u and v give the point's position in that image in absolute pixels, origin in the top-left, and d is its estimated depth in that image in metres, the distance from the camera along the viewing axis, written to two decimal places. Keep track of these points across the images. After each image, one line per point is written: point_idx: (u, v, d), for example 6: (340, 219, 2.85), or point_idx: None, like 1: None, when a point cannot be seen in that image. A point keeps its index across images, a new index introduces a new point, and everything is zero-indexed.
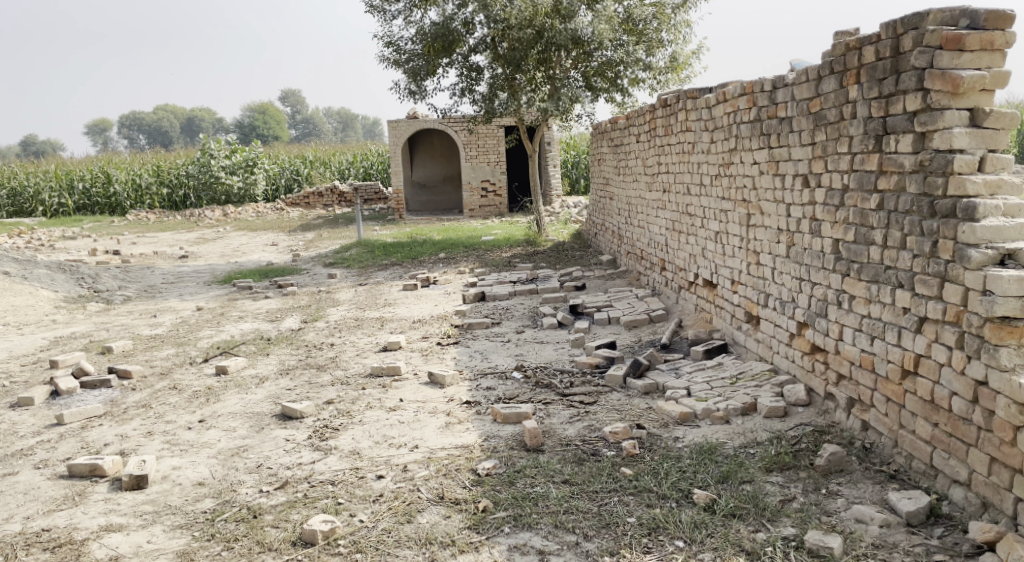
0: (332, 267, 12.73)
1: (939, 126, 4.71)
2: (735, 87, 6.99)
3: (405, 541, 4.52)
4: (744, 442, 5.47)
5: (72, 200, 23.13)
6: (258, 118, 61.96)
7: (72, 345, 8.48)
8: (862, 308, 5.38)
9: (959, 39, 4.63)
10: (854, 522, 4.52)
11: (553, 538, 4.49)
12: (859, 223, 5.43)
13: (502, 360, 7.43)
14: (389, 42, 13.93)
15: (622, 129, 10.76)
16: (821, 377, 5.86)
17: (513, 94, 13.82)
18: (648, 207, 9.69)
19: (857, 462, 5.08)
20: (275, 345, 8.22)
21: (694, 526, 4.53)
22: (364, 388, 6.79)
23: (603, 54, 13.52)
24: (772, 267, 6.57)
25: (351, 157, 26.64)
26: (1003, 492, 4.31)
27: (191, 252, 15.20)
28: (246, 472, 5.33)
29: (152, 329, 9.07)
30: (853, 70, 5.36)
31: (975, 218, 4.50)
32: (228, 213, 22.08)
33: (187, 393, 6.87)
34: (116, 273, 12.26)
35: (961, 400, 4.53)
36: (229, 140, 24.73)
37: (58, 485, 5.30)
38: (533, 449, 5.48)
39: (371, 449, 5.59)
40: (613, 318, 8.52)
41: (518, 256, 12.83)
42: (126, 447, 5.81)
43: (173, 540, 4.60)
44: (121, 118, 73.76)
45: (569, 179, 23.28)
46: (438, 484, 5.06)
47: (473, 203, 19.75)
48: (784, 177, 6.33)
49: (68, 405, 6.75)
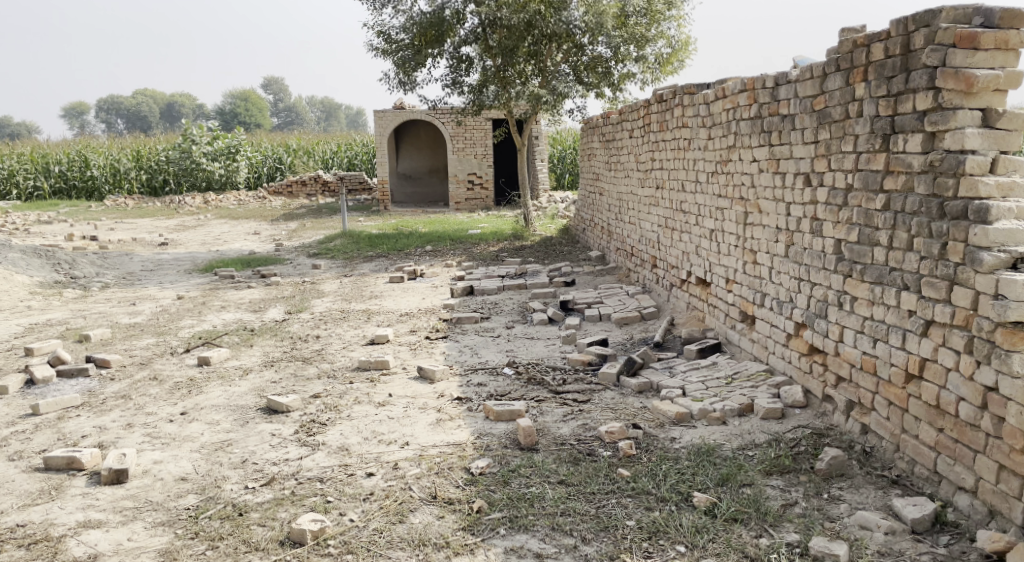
0: (316, 258, 12.51)
1: (950, 125, 4.61)
2: (736, 83, 6.85)
3: (398, 541, 4.36)
4: (742, 444, 5.36)
5: (47, 182, 22.66)
6: (241, 105, 61.28)
7: (47, 333, 8.21)
8: (864, 310, 5.28)
9: (974, 37, 4.53)
10: (859, 529, 4.43)
11: (550, 541, 4.35)
12: (863, 224, 5.32)
13: (492, 355, 7.28)
14: (379, 31, 13.70)
15: (613, 124, 10.62)
16: (819, 379, 5.76)
17: (503, 87, 13.49)
18: (640, 204, 9.57)
19: (858, 467, 4.99)
20: (259, 336, 8.01)
21: (695, 531, 4.41)
22: (351, 382, 6.63)
23: (595, 48, 13.44)
24: (770, 266, 6.46)
25: (335, 147, 26.31)
26: (1012, 500, 4.22)
27: (170, 239, 14.91)
28: (231, 467, 5.15)
29: (132, 317, 8.83)
30: (861, 67, 5.25)
31: (987, 220, 4.41)
32: (208, 200, 21.70)
33: (168, 384, 6.65)
34: (93, 259, 11.95)
35: (970, 405, 4.44)
36: (212, 127, 24.41)
37: (33, 478, 5.08)
38: (527, 447, 5.33)
39: (360, 445, 5.43)
40: (604, 315, 8.37)
41: (505, 250, 12.66)
42: (104, 440, 5.60)
43: (155, 538, 4.41)
44: (101, 102, 73.24)
45: (555, 174, 23.31)
46: (431, 483, 4.91)
47: (459, 196, 19.59)
48: (785, 175, 6.21)
49: (44, 394, 6.52)
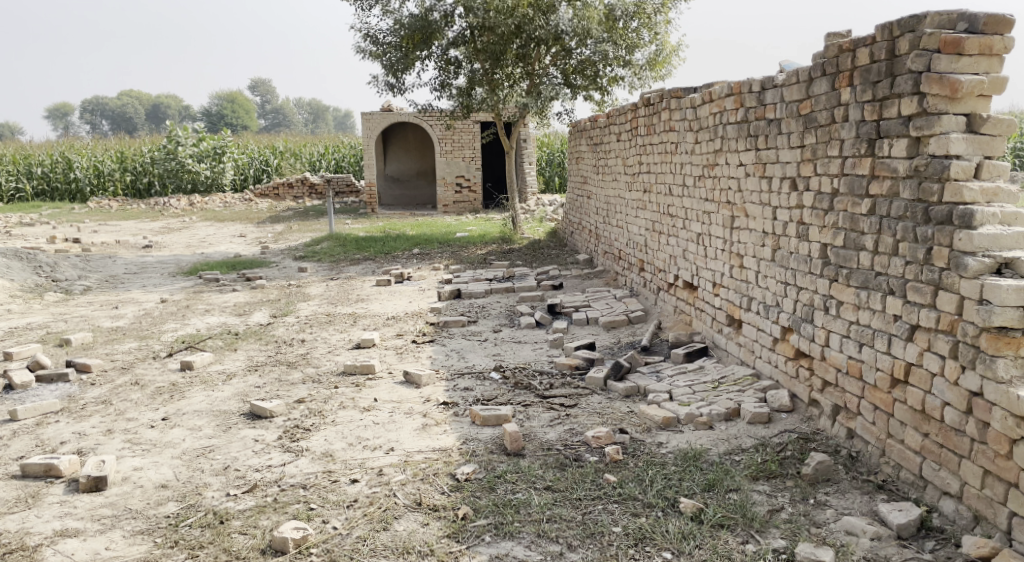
0: (302, 261, 12.43)
1: (935, 131, 4.59)
2: (722, 87, 6.81)
3: (382, 549, 4.30)
4: (729, 449, 5.33)
5: (30, 184, 22.44)
6: (227, 107, 60.96)
7: (27, 337, 8.10)
8: (850, 314, 5.26)
9: (958, 42, 4.49)
10: (845, 535, 4.41)
11: (536, 548, 4.31)
12: (849, 228, 5.30)
13: (479, 360, 7.22)
14: (366, 34, 13.61)
15: (601, 127, 10.57)
16: (805, 383, 5.73)
17: (491, 89, 13.44)
18: (627, 208, 9.53)
19: (843, 472, 4.98)
20: (243, 340, 7.93)
21: (682, 537, 4.37)
22: (337, 387, 6.56)
23: (583, 51, 13.41)
24: (757, 271, 6.44)
25: (322, 148, 26.20)
26: (998, 506, 4.21)
27: (155, 241, 14.79)
28: (212, 474, 5.07)
29: (114, 321, 8.73)
30: (847, 71, 5.22)
31: (972, 225, 4.40)
32: (194, 202, 21.56)
33: (150, 388, 6.58)
34: (77, 262, 11.81)
35: (954, 410, 4.42)
36: (198, 129, 24.26)
37: (10, 486, 5.00)
38: (513, 452, 5.28)
39: (345, 451, 5.37)
40: (592, 319, 8.36)
41: (493, 253, 12.65)
42: (84, 447, 5.51)
43: (134, 547, 4.33)
44: (85, 102, 72.51)
45: (544, 177, 23.28)
46: (415, 489, 4.85)
47: (447, 199, 19.52)
48: (771, 180, 6.19)
49: (23, 399, 6.43)
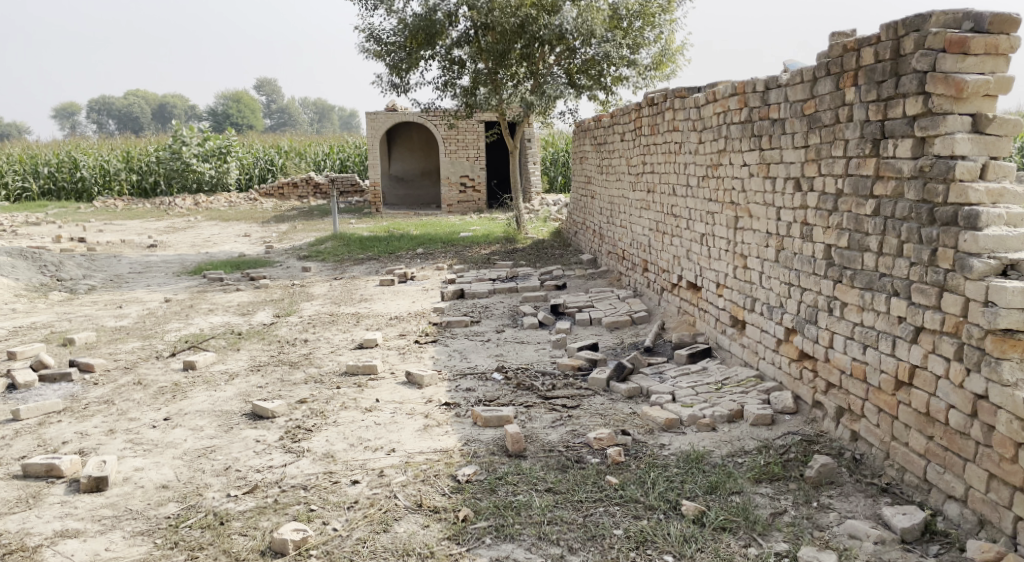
0: (306, 260, 12.42)
1: (940, 131, 4.55)
2: (726, 87, 6.78)
3: (381, 551, 4.29)
4: (731, 451, 5.30)
5: (37, 184, 22.54)
6: (233, 106, 61.12)
7: (31, 336, 8.10)
8: (854, 316, 5.23)
9: (963, 42, 4.45)
10: (848, 538, 4.38)
11: (536, 551, 4.29)
12: (853, 228, 5.27)
13: (482, 360, 7.21)
14: (371, 34, 13.61)
15: (605, 127, 10.55)
16: (809, 385, 5.69)
17: (494, 89, 13.43)
18: (631, 208, 9.50)
19: (847, 475, 4.94)
20: (246, 339, 7.93)
21: (683, 540, 4.35)
22: (339, 387, 6.55)
23: (588, 51, 13.35)
24: (761, 271, 6.40)
25: (327, 148, 26.22)
26: (1003, 510, 4.17)
27: (160, 241, 14.80)
28: (213, 474, 5.07)
29: (118, 321, 8.74)
30: (852, 71, 5.19)
31: (977, 226, 4.36)
32: (199, 201, 21.58)
33: (152, 388, 6.58)
34: (81, 261, 11.81)
35: (959, 413, 4.38)
36: (203, 128, 24.31)
37: (11, 485, 5.00)
38: (515, 454, 5.25)
39: (346, 451, 5.36)
40: (595, 319, 8.34)
41: (497, 252, 12.65)
42: (86, 447, 5.51)
43: (133, 548, 4.33)
44: (91, 102, 72.76)
45: (548, 177, 23.25)
46: (416, 491, 4.84)
47: (451, 198, 19.53)
48: (775, 180, 6.16)
49: (26, 399, 6.44)
